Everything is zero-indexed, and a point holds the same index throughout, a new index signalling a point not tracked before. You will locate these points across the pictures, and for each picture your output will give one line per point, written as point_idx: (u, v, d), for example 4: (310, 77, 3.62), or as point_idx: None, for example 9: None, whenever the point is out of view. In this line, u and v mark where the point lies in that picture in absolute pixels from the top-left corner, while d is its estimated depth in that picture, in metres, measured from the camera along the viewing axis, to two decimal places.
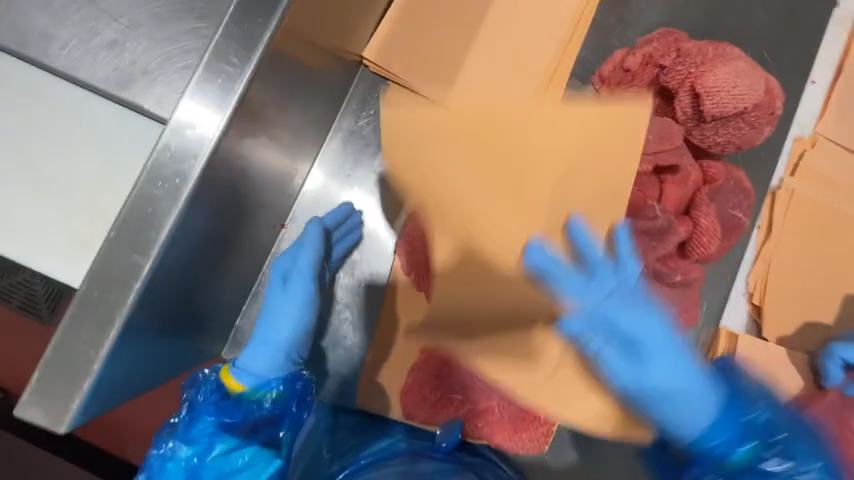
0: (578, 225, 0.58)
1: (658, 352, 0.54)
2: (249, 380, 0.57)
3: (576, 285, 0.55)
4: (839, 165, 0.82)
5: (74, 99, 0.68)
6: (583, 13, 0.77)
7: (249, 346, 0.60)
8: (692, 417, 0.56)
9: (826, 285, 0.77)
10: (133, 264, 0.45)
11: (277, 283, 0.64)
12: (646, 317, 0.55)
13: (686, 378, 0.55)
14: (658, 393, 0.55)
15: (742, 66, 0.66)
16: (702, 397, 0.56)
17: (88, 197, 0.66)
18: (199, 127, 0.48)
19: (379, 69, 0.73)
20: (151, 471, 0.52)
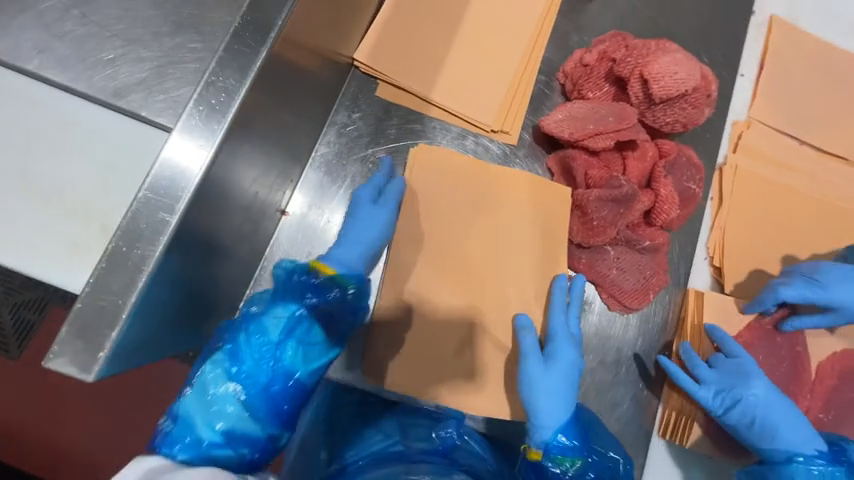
0: (561, 281, 0.76)
1: (557, 358, 0.72)
2: (337, 266, 0.67)
3: (556, 314, 0.74)
4: (771, 143, 0.95)
5: (69, 103, 0.69)
6: (541, 31, 0.89)
7: (344, 241, 0.71)
8: (549, 413, 0.68)
9: (774, 246, 0.88)
10: (158, 221, 0.45)
11: (368, 199, 0.74)
12: (565, 343, 0.73)
13: (563, 370, 0.71)
14: (540, 390, 0.69)
15: (680, 57, 0.78)
16: (566, 397, 0.70)
17: (84, 195, 0.66)
18: (223, 96, 0.50)
19: (371, 69, 0.83)
20: (238, 336, 0.54)
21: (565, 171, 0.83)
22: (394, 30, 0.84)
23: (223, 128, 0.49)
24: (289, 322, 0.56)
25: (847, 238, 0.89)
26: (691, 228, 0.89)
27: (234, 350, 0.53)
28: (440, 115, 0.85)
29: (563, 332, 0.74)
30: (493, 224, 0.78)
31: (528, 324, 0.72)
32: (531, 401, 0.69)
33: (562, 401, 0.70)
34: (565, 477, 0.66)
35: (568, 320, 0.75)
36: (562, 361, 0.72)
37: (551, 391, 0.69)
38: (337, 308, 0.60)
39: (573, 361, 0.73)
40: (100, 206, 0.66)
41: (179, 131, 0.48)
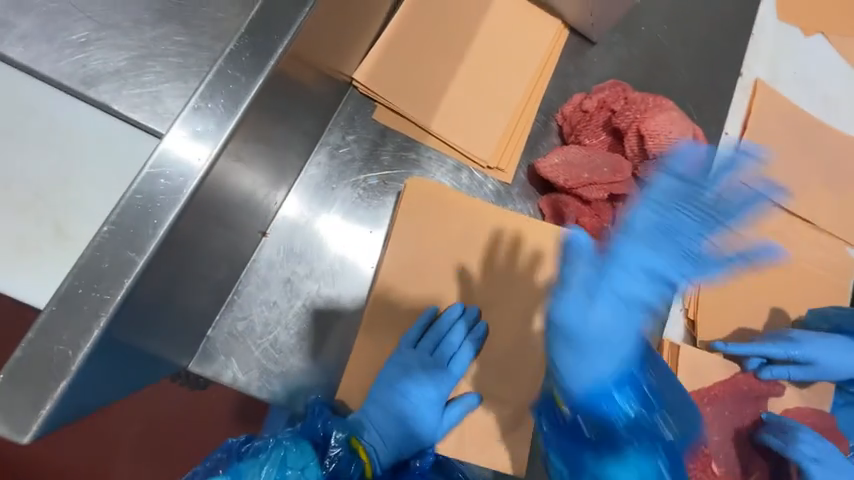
0: (685, 150, 0.60)
1: (622, 286, 0.57)
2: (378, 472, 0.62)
3: (640, 221, 0.58)
4: None
5: (22, 89, 0.60)
6: (543, 70, 0.89)
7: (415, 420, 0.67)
8: (601, 364, 0.59)
9: (743, 303, 0.92)
10: (124, 261, 0.41)
11: (447, 356, 0.71)
12: (645, 260, 0.57)
13: (637, 298, 0.57)
14: (594, 338, 0.57)
15: (674, 116, 0.80)
16: (625, 347, 0.59)
17: (31, 197, 0.58)
18: (213, 123, 0.46)
19: (368, 91, 0.80)
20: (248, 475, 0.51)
21: (556, 215, 0.83)
22: (397, 53, 0.81)
23: (208, 158, 0.45)
24: (305, 463, 0.54)
25: (806, 300, 0.95)
26: None
27: (241, 473, 0.52)
28: (437, 144, 0.83)
29: (643, 248, 0.58)
30: (480, 259, 0.75)
31: (585, 246, 0.58)
32: (590, 350, 0.58)
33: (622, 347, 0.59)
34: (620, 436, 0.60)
35: (652, 242, 0.58)
36: (630, 283, 0.57)
37: (612, 324, 0.57)
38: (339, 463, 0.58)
39: (647, 289, 0.58)
40: (47, 210, 0.57)
41: (158, 157, 0.44)
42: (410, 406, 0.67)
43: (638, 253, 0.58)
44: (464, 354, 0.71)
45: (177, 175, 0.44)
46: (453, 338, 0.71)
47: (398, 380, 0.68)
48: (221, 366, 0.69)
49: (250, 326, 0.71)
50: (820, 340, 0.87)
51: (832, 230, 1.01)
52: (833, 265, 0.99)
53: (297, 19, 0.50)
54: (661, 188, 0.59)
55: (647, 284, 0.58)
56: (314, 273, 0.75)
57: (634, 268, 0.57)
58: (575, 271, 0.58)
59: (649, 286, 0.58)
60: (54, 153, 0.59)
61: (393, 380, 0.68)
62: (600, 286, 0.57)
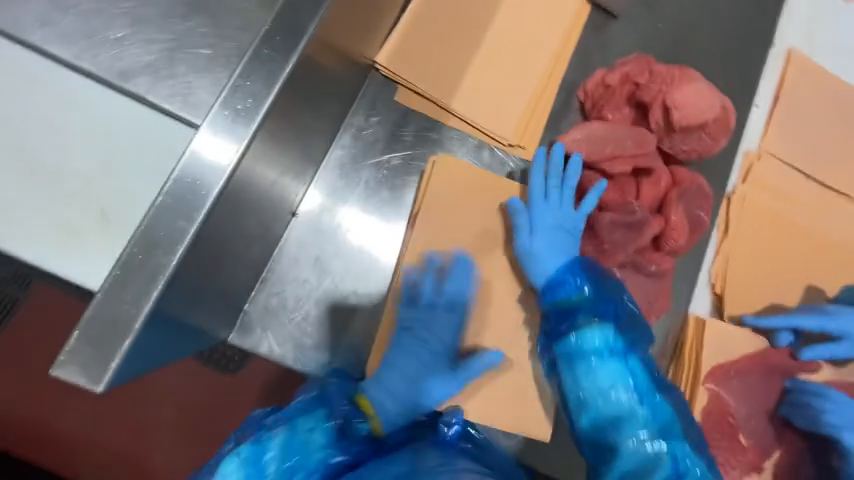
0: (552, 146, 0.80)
1: (541, 224, 0.74)
2: (386, 422, 0.59)
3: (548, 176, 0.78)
4: (781, 176, 0.96)
5: (59, 76, 0.62)
6: (564, 47, 0.88)
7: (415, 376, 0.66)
8: (548, 274, 0.72)
9: (774, 278, 0.90)
10: (178, 229, 0.44)
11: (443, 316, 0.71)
12: (553, 207, 0.76)
13: (556, 232, 0.74)
14: (534, 260, 0.73)
15: (702, 87, 0.78)
16: (565, 263, 0.72)
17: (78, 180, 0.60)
18: (250, 101, 0.47)
19: (392, 73, 0.82)
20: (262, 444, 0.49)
21: (579, 191, 0.83)
22: (417, 35, 0.82)
23: (250, 132, 0.47)
24: (314, 423, 0.51)
25: (843, 276, 0.92)
26: (696, 256, 0.90)
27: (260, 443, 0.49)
28: (457, 124, 0.84)
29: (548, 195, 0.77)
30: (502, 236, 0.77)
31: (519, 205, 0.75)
32: (545, 288, 0.71)
33: (571, 274, 0.70)
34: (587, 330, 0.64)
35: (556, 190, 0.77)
36: (547, 218, 0.75)
37: (545, 252, 0.73)
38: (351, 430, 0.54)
39: (560, 223, 0.75)
40: (92, 193, 0.59)
41: (203, 133, 0.46)
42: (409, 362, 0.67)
43: (552, 202, 0.76)
44: (450, 320, 0.71)
45: (220, 148, 0.46)
46: (442, 313, 0.71)
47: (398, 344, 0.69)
48: (258, 338, 0.73)
49: (283, 301, 0.75)
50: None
51: None
52: None
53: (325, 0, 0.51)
54: (552, 160, 0.78)
55: (564, 218, 0.76)
56: (341, 251, 0.78)
57: (548, 209, 0.75)
58: (517, 229, 0.75)
59: (563, 224, 0.76)
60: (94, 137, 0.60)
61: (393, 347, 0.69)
62: (533, 223, 0.75)
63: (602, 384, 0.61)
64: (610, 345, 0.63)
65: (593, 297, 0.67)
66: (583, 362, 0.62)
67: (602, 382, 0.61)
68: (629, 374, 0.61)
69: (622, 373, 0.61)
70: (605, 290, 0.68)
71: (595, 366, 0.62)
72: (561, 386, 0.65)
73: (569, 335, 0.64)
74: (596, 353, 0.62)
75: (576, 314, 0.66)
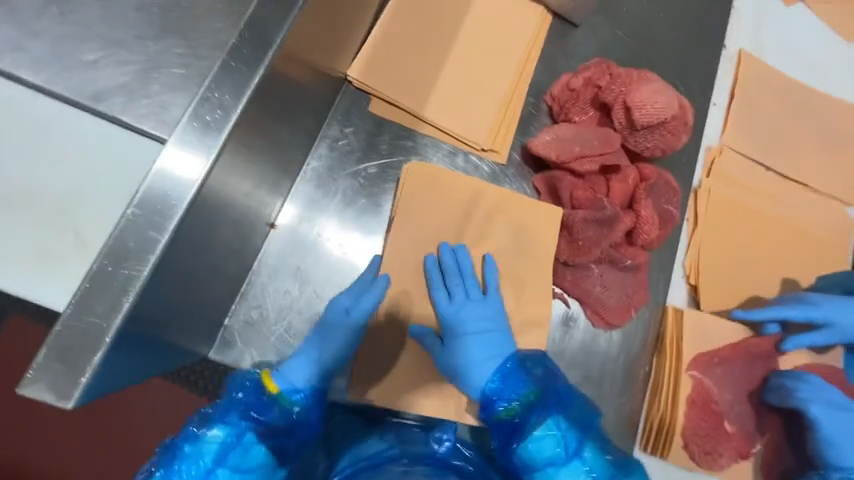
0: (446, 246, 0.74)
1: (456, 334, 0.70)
2: (283, 385, 0.62)
3: (451, 277, 0.73)
4: (742, 168, 1.01)
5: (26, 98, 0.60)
6: (530, 55, 0.93)
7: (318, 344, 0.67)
8: (479, 379, 0.68)
9: (744, 265, 0.93)
10: (148, 240, 0.44)
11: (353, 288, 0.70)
12: (463, 306, 0.72)
13: (471, 342, 0.69)
14: (457, 375, 0.68)
15: (660, 87, 0.82)
16: (485, 363, 0.69)
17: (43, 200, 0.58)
18: (219, 113, 0.48)
19: (364, 85, 0.84)
20: (181, 448, 0.53)
21: (552, 191, 0.85)
22: (387, 48, 0.85)
23: (219, 142, 0.48)
24: (227, 426, 0.55)
25: (807, 261, 0.96)
26: (669, 248, 0.93)
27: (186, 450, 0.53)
28: (431, 131, 0.86)
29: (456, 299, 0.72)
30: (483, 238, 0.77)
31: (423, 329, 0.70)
32: (481, 396, 0.66)
33: (507, 381, 0.66)
34: (527, 424, 0.62)
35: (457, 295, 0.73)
36: (463, 321, 0.71)
37: (469, 358, 0.69)
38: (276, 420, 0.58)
39: (477, 319, 0.71)
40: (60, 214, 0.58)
41: (172, 145, 0.46)
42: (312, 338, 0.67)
43: (473, 311, 0.71)
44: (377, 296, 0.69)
45: (189, 159, 0.46)
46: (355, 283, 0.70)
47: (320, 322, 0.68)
48: (239, 353, 0.72)
49: (264, 313, 0.74)
50: (836, 302, 0.87)
51: (826, 190, 1.03)
52: (831, 224, 1.01)
53: (291, 15, 0.53)
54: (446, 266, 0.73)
55: (487, 325, 0.71)
56: (321, 260, 0.78)
57: (469, 314, 0.71)
58: (437, 344, 0.70)
59: (488, 327, 0.71)
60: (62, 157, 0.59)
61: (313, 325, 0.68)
62: (447, 341, 0.70)
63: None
64: (559, 436, 0.61)
65: (537, 397, 0.63)
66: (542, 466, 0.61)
67: (550, 449, 0.61)
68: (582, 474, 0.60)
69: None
70: (527, 371, 0.66)
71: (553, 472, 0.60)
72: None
73: (520, 449, 0.61)
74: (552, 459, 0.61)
75: (522, 420, 0.62)
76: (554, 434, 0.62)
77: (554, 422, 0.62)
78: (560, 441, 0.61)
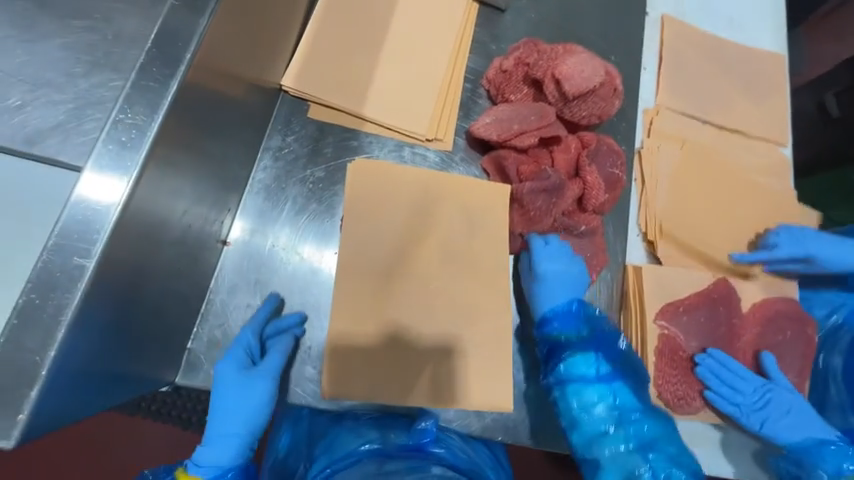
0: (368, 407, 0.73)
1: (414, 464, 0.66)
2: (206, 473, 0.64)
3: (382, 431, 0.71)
4: (680, 125, 1.05)
5: None
6: (461, 44, 0.95)
7: (219, 418, 0.67)
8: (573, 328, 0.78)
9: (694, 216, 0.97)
10: (74, 267, 0.43)
11: (235, 367, 0.68)
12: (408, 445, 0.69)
13: (546, 301, 0.80)
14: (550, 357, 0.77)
15: (584, 56, 0.86)
16: (563, 302, 0.80)
17: None
18: (134, 132, 0.48)
19: (299, 92, 0.84)
20: None
21: (500, 171, 0.87)
22: (319, 53, 0.86)
23: (139, 161, 0.48)
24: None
25: (753, 204, 1.01)
26: (621, 209, 0.96)
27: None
28: (375, 129, 0.87)
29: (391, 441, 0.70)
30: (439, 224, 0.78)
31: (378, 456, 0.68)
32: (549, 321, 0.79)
33: (568, 314, 0.79)
34: (574, 345, 0.76)
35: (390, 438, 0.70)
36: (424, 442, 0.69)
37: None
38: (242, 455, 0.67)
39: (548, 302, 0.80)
40: None
41: (90, 169, 0.46)
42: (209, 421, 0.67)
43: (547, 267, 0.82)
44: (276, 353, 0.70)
45: (107, 181, 0.46)
46: (237, 353, 0.69)
47: (224, 393, 0.67)
48: (207, 375, 0.72)
49: (227, 331, 0.74)
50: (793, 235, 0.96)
51: (761, 134, 1.09)
52: (770, 166, 1.07)
53: (200, 27, 0.53)
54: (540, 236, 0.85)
55: (561, 278, 0.81)
56: (280, 269, 0.78)
57: (548, 256, 0.81)
58: (479, 351, 0.72)
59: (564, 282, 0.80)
60: None
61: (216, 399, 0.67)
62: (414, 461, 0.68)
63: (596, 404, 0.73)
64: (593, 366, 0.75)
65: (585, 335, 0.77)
66: (570, 384, 0.74)
67: (582, 376, 0.75)
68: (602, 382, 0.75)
69: (604, 389, 0.74)
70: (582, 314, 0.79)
71: (584, 388, 0.74)
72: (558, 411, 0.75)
73: (558, 369, 0.75)
74: (584, 378, 0.74)
75: (554, 352, 0.77)
76: (586, 359, 0.75)
77: (585, 352, 0.75)
78: (591, 360, 0.75)
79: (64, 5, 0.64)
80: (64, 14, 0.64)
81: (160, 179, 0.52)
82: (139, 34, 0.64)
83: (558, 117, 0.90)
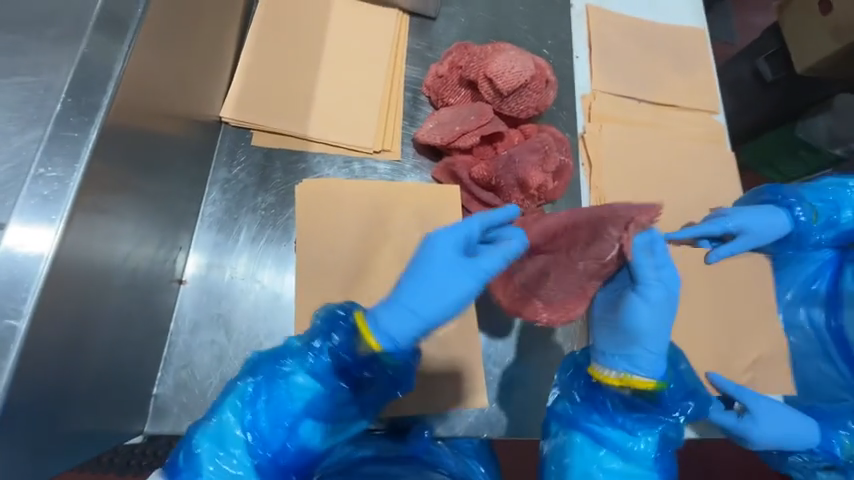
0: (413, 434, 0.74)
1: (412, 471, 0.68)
2: (385, 340, 0.54)
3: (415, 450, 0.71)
4: (618, 106, 1.10)
5: None
6: (398, 55, 0.98)
7: (403, 300, 0.56)
8: (657, 377, 0.59)
9: (643, 191, 1.02)
10: (5, 329, 0.42)
11: (454, 250, 0.59)
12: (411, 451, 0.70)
13: (657, 319, 0.59)
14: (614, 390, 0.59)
15: (513, 53, 0.89)
16: (662, 335, 0.59)
17: None
18: (57, 184, 0.48)
19: (240, 122, 0.85)
20: None
21: (449, 173, 0.89)
22: (256, 82, 0.87)
23: (63, 212, 0.47)
24: None
25: (695, 171, 1.06)
26: (574, 193, 1.00)
27: None
28: (322, 148, 0.88)
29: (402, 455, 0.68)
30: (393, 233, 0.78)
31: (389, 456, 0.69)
32: (647, 363, 0.59)
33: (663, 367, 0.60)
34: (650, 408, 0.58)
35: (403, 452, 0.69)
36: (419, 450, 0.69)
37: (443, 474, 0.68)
38: (371, 374, 0.54)
39: (650, 314, 0.59)
40: None
41: (14, 227, 0.46)
42: (383, 304, 0.57)
43: (641, 302, 0.60)
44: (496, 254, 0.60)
45: (32, 236, 0.46)
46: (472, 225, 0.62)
47: (433, 268, 0.58)
48: (177, 418, 0.70)
49: (193, 371, 0.72)
50: (750, 210, 0.88)
51: (695, 106, 1.15)
52: (707, 134, 1.13)
53: (114, 71, 0.53)
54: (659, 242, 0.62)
55: (662, 321, 0.60)
56: (241, 300, 0.77)
57: (665, 280, 0.61)
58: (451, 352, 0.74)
59: (667, 316, 0.60)
60: None
61: (420, 288, 0.56)
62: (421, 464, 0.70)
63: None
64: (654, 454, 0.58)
65: (665, 404, 0.58)
66: (607, 449, 0.58)
67: (639, 451, 0.58)
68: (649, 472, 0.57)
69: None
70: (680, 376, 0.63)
71: (630, 470, 0.57)
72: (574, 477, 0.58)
73: (618, 420, 0.58)
74: (636, 453, 0.58)
75: (603, 397, 0.59)
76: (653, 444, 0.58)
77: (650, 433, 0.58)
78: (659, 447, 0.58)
79: None
80: None
81: (92, 227, 0.51)
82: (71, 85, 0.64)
83: (498, 113, 0.92)
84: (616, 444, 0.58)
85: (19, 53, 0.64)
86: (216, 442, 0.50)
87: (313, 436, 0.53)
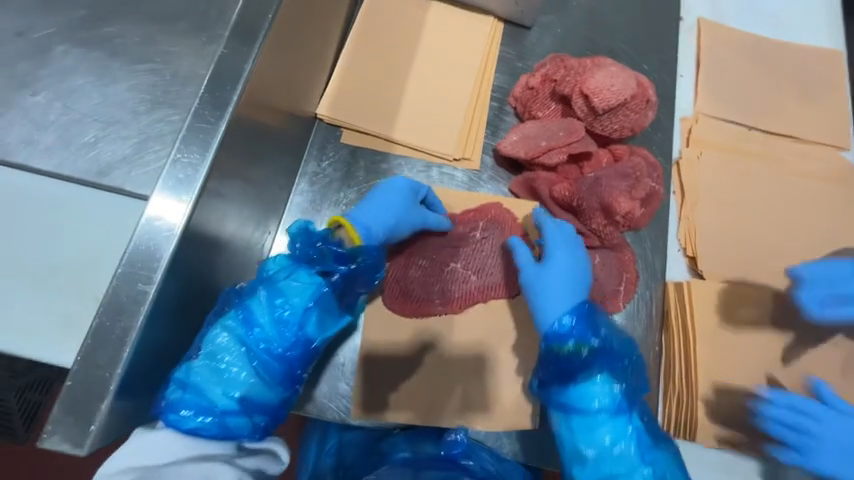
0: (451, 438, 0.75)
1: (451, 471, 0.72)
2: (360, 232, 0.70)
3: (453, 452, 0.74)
4: (722, 132, 1.00)
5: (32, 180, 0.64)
6: (488, 64, 0.97)
7: (366, 210, 0.73)
8: (576, 329, 0.67)
9: (744, 229, 0.91)
10: (139, 293, 0.49)
11: (409, 194, 0.77)
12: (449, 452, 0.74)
13: (555, 277, 0.72)
14: (551, 365, 0.66)
15: (614, 69, 0.84)
16: (565, 289, 0.72)
17: (47, 269, 0.62)
18: (190, 169, 0.54)
19: (333, 119, 0.89)
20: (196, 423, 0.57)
21: (529, 188, 0.87)
22: (352, 82, 0.91)
23: (192, 196, 0.53)
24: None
25: (810, 213, 0.93)
26: (661, 222, 0.92)
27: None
28: (404, 151, 0.90)
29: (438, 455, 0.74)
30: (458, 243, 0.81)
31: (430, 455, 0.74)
32: (559, 325, 0.68)
33: (582, 319, 0.68)
34: (579, 359, 0.65)
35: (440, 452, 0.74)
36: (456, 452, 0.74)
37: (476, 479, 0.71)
38: (362, 271, 0.66)
39: (555, 270, 0.73)
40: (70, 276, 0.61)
41: (152, 203, 0.52)
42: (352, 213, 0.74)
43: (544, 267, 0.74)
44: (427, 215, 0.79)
45: (166, 215, 0.52)
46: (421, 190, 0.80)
47: (390, 197, 0.75)
48: None
49: None
50: None
51: (817, 139, 1.01)
52: (829, 172, 0.98)
53: (245, 71, 0.59)
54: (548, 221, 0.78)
55: (561, 277, 0.72)
56: None
57: (557, 243, 0.76)
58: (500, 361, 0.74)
59: (570, 269, 0.74)
60: (63, 227, 0.63)
61: (375, 209, 0.74)
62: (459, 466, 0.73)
63: (602, 441, 0.63)
64: (615, 403, 0.64)
65: (596, 350, 0.65)
66: (579, 417, 0.64)
67: (597, 408, 0.63)
68: (611, 422, 0.63)
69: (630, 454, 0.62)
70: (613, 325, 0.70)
71: (593, 423, 0.63)
72: (557, 436, 0.67)
73: (567, 392, 0.65)
74: (602, 407, 0.63)
75: (550, 370, 0.66)
76: (609, 395, 0.64)
77: (597, 381, 0.64)
78: (613, 396, 0.64)
79: (132, 51, 0.72)
80: (130, 60, 0.72)
81: (210, 209, 0.58)
82: (194, 75, 0.71)
83: (588, 131, 0.88)
84: (579, 411, 0.64)
85: (163, 45, 0.72)
86: (215, 360, 0.56)
87: (309, 331, 0.60)
